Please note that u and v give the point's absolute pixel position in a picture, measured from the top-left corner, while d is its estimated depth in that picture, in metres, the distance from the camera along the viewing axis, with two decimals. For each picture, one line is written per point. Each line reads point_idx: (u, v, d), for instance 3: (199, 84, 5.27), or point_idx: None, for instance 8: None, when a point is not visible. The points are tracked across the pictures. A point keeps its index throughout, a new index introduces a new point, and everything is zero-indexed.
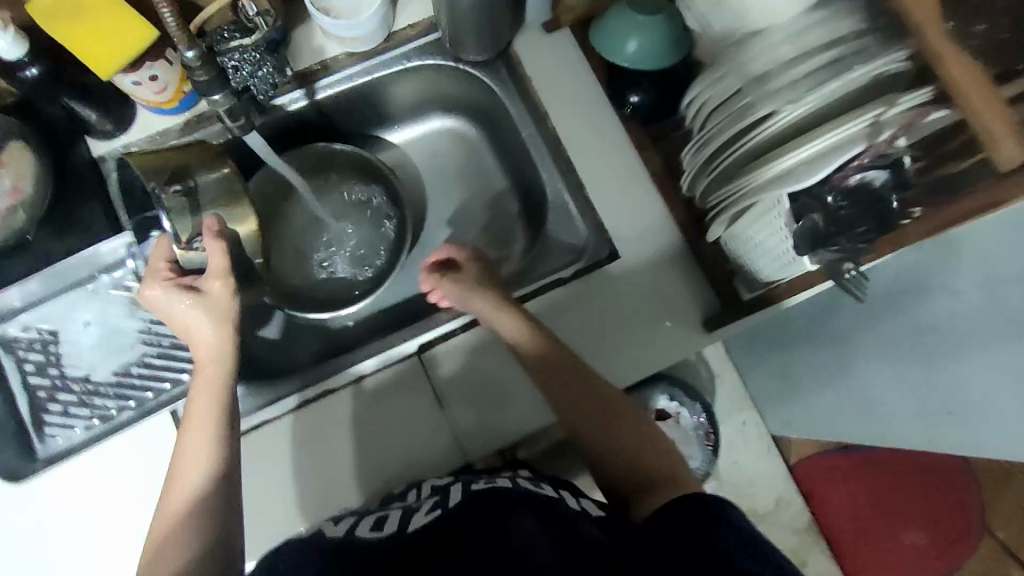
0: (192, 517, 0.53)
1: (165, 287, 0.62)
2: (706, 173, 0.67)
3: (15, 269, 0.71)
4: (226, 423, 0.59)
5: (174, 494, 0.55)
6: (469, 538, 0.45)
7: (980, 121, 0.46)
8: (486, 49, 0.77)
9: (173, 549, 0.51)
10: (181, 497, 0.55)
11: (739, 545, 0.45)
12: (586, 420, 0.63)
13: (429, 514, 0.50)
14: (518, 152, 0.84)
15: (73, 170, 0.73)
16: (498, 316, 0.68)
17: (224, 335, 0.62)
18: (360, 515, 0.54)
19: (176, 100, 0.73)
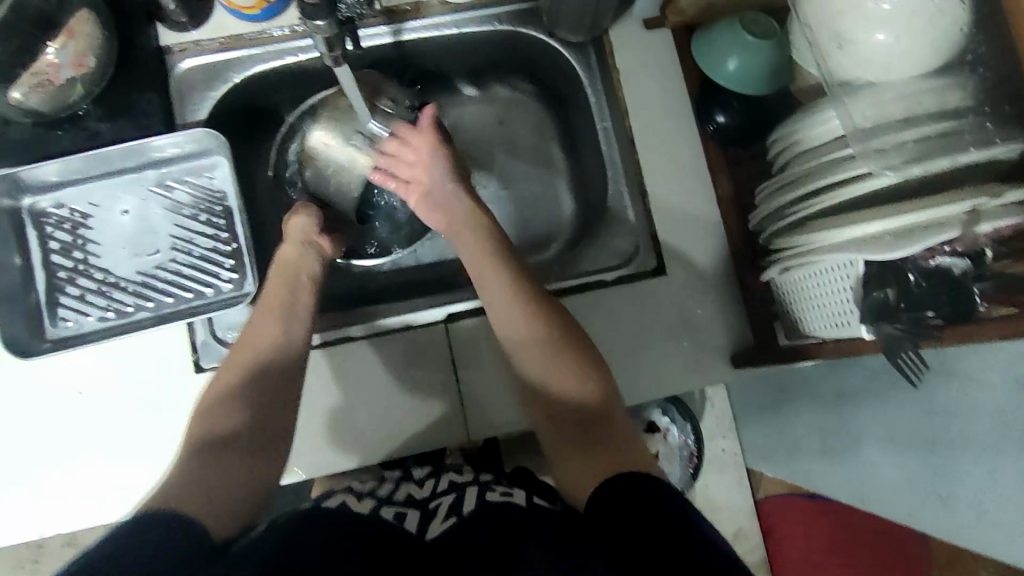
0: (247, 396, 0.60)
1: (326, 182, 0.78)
2: (782, 216, 0.65)
3: (56, 142, 0.67)
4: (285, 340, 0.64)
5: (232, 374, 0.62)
6: (478, 548, 0.46)
7: None
8: (581, 31, 0.75)
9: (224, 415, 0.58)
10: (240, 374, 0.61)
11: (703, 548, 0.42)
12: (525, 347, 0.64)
13: (444, 522, 0.50)
14: (586, 141, 0.82)
15: (138, 54, 0.69)
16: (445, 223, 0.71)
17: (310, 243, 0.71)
18: (381, 497, 0.55)
19: (259, 9, 0.70)
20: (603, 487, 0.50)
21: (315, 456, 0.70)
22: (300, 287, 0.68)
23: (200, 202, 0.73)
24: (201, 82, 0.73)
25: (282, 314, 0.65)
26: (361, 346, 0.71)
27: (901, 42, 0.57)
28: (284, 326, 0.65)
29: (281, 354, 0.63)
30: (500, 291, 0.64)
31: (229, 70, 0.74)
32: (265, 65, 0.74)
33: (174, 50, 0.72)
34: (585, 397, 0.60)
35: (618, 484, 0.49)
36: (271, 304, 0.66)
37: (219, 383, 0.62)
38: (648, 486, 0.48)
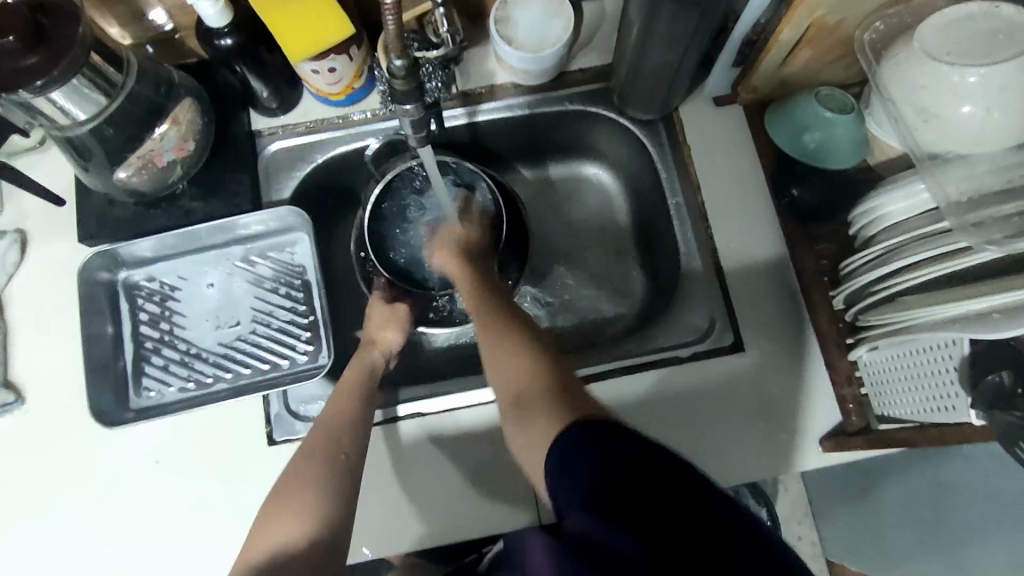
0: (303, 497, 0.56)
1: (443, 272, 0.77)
2: (869, 291, 0.62)
3: (153, 220, 0.71)
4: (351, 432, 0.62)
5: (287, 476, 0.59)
6: None
7: None
8: (652, 109, 0.76)
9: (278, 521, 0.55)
10: (292, 472, 0.58)
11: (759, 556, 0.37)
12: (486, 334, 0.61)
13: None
14: (655, 215, 0.82)
15: (232, 138, 0.74)
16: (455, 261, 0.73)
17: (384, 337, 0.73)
18: None
19: (344, 94, 0.74)
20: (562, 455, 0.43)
21: (379, 536, 0.68)
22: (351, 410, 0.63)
23: (280, 276, 0.75)
24: (285, 163, 0.77)
25: (340, 441, 0.61)
26: (435, 426, 0.70)
27: (990, 114, 0.56)
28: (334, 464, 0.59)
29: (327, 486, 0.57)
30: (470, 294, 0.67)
31: (312, 151, 0.78)
32: (345, 146, 0.78)
33: (264, 134, 0.77)
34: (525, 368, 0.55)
35: (579, 438, 0.43)
36: (321, 438, 0.61)
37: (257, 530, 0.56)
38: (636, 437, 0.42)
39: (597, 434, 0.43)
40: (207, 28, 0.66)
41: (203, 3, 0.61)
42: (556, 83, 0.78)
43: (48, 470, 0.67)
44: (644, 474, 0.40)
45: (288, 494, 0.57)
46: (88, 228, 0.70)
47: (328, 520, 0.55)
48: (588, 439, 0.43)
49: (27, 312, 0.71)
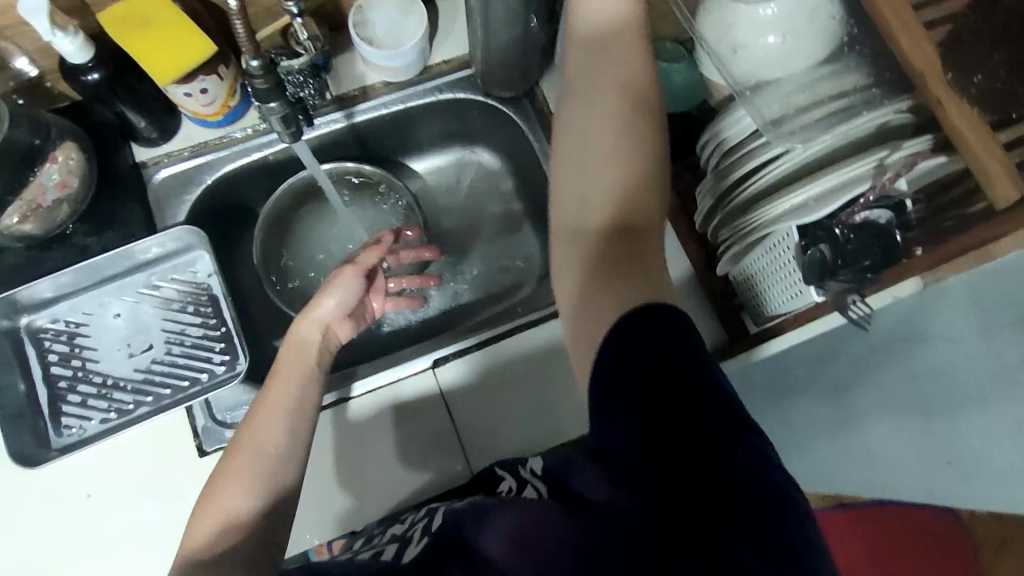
0: (277, 459, 0.57)
1: (355, 274, 0.71)
2: (719, 209, 0.70)
3: (50, 262, 0.73)
4: (305, 396, 0.61)
5: (258, 423, 0.58)
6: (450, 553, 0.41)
7: (962, 140, 0.49)
8: (515, 86, 0.83)
9: (233, 488, 0.55)
10: (262, 427, 0.58)
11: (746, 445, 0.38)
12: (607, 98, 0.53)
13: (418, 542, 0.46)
14: (537, 184, 0.88)
15: (116, 171, 0.76)
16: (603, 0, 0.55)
17: (308, 325, 0.67)
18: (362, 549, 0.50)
19: (221, 114, 0.77)
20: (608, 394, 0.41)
21: (322, 518, 0.71)
22: (292, 393, 0.61)
23: (187, 296, 0.77)
24: (175, 189, 0.80)
25: (286, 404, 0.60)
26: (367, 404, 0.75)
27: (788, 42, 0.64)
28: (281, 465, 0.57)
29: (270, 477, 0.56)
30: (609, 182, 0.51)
31: (200, 173, 0.80)
32: (232, 164, 0.81)
33: (149, 164, 0.79)
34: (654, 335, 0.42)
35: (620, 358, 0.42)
36: (280, 381, 0.61)
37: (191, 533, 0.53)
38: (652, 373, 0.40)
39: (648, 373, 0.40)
40: (71, 65, 0.68)
41: (61, 41, 0.64)
42: (423, 75, 0.84)
43: None
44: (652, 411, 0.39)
45: (231, 485, 0.54)
46: None
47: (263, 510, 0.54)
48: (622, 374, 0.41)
49: None
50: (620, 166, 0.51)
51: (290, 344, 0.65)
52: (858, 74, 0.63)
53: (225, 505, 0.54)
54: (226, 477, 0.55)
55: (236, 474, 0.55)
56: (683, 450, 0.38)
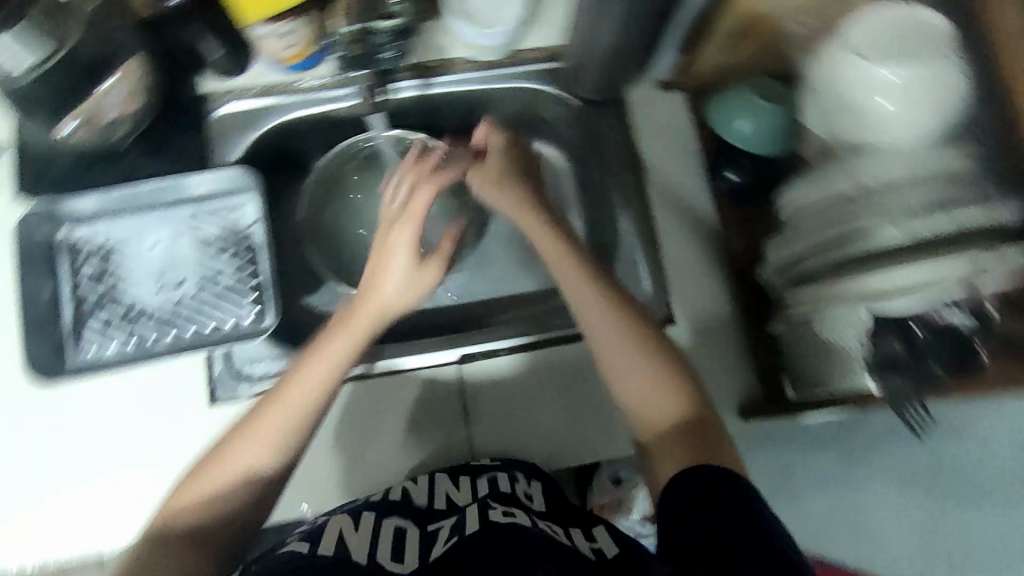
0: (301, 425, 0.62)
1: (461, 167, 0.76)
2: (789, 270, 0.67)
3: (103, 175, 0.73)
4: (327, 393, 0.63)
5: (293, 397, 0.62)
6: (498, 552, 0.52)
7: None
8: (600, 91, 0.79)
9: (220, 493, 0.60)
10: (282, 420, 0.62)
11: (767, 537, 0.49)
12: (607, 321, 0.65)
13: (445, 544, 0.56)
14: (600, 194, 0.85)
15: (183, 99, 0.76)
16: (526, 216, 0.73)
17: (401, 282, 0.67)
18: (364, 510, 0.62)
19: (299, 58, 0.74)
20: (681, 488, 0.54)
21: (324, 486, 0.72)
22: (322, 393, 0.63)
23: (227, 239, 0.76)
24: (236, 127, 0.78)
25: (311, 397, 0.62)
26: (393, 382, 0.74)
27: (902, 109, 0.58)
28: (291, 435, 0.62)
29: (282, 436, 0.61)
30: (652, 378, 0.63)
31: (268, 114, 0.78)
32: (299, 113, 0.79)
33: (212, 98, 0.77)
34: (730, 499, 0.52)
35: (687, 480, 0.54)
36: (294, 413, 0.62)
37: (236, 440, 0.61)
38: (718, 481, 0.53)
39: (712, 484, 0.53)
40: None
41: None
42: (511, 60, 0.81)
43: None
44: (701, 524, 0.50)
45: (241, 446, 0.61)
46: (30, 181, 0.71)
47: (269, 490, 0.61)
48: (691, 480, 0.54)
49: None
50: (658, 386, 0.63)
51: (333, 337, 0.65)
52: (981, 159, 0.57)
53: (204, 511, 0.59)
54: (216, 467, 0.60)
55: (297, 391, 0.62)
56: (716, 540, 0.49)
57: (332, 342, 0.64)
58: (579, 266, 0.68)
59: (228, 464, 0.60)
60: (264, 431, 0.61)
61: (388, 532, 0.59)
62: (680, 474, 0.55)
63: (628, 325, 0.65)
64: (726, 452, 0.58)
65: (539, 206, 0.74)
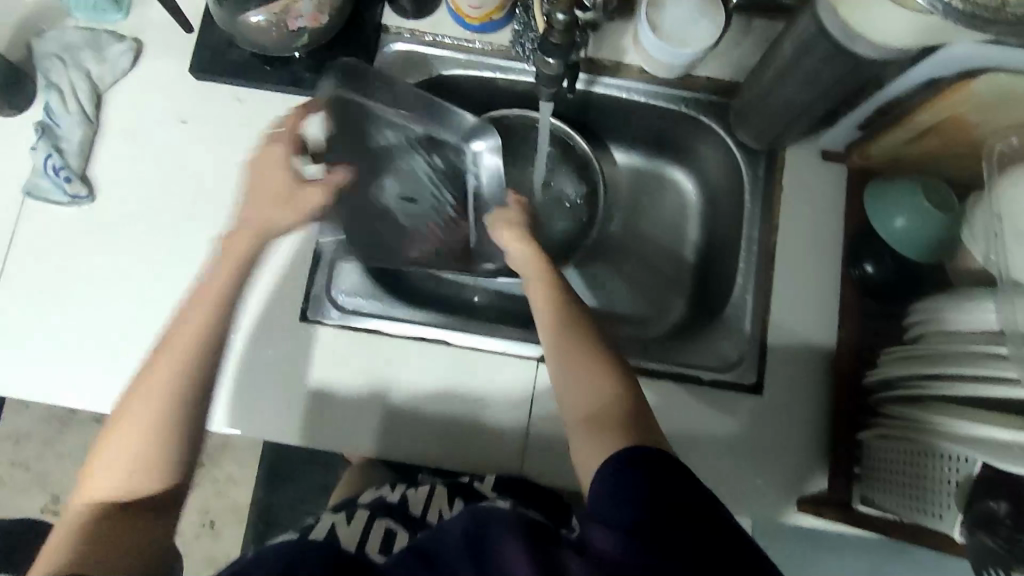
0: (179, 404, 0.55)
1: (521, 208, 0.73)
2: (908, 385, 0.64)
3: (268, 75, 0.76)
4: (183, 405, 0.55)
5: (111, 439, 0.55)
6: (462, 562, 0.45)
7: None
8: (760, 140, 0.76)
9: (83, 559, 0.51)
10: (138, 407, 0.55)
11: (717, 532, 0.43)
12: (558, 342, 0.58)
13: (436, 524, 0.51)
14: (725, 242, 0.82)
15: (363, 27, 0.77)
16: (516, 246, 0.68)
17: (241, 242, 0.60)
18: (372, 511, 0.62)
19: (480, 22, 0.76)
20: (615, 478, 0.46)
21: (379, 443, 0.71)
22: (173, 413, 0.55)
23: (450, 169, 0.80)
24: (400, 67, 0.78)
25: (178, 372, 0.55)
26: (469, 357, 0.73)
27: None
28: (190, 426, 0.56)
29: (178, 418, 0.55)
30: (591, 396, 0.54)
31: (431, 63, 0.79)
32: (462, 71, 0.79)
33: (391, 31, 0.78)
34: (672, 499, 0.44)
35: (623, 463, 0.47)
36: (140, 378, 0.56)
37: (129, 402, 0.55)
38: (671, 464, 0.46)
39: (647, 457, 0.47)
40: None
41: None
42: (680, 82, 0.79)
43: (93, 261, 0.73)
44: (654, 503, 0.44)
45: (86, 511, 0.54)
46: (203, 61, 0.76)
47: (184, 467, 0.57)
48: (635, 463, 0.46)
49: (127, 116, 0.76)
50: (587, 378, 0.55)
51: (205, 304, 0.57)
52: None
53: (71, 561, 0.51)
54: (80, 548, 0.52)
55: (126, 432, 0.55)
56: (677, 522, 0.43)
57: (149, 369, 0.56)
58: (580, 348, 0.57)
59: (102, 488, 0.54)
60: (102, 468, 0.54)
61: (377, 531, 0.59)
62: (615, 457, 0.48)
63: (586, 350, 0.56)
64: (660, 437, 0.51)
65: (549, 269, 0.65)
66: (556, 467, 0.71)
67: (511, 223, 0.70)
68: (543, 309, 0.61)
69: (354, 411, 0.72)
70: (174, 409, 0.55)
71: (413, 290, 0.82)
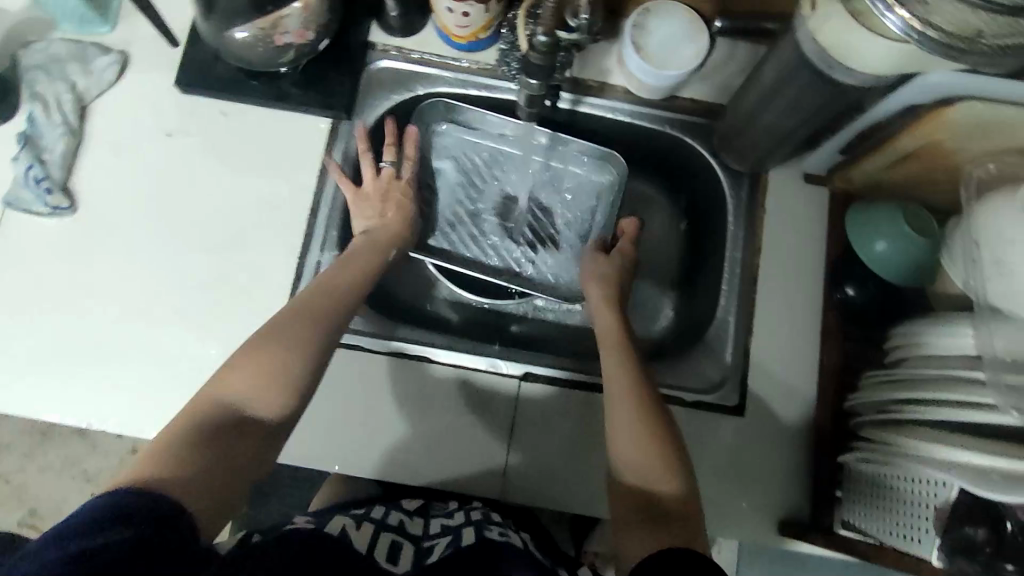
0: (291, 380, 0.57)
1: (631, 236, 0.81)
2: (887, 407, 0.64)
3: (253, 90, 0.76)
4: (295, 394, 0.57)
5: (230, 380, 0.55)
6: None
7: None
8: (743, 161, 0.77)
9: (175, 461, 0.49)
10: (258, 374, 0.56)
11: None
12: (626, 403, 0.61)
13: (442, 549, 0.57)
14: (709, 262, 0.82)
15: (349, 43, 0.77)
16: (602, 306, 0.74)
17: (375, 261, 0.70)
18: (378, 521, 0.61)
19: (466, 40, 0.76)
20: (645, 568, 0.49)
21: (361, 460, 0.71)
22: (278, 390, 0.56)
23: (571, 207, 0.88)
24: (387, 84, 0.80)
25: (290, 358, 0.57)
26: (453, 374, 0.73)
27: None
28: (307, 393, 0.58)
29: (301, 383, 0.57)
30: (646, 462, 0.58)
31: (417, 82, 0.80)
32: (448, 88, 0.81)
33: (378, 48, 0.79)
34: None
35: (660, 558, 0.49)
36: (270, 332, 0.58)
37: (261, 341, 0.57)
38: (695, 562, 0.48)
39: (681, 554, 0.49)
40: None
41: None
42: (665, 103, 0.80)
43: (75, 276, 0.72)
44: None
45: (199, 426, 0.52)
46: (188, 75, 0.75)
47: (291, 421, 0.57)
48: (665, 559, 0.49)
49: (111, 131, 0.76)
50: (656, 455, 0.59)
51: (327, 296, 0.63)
52: None
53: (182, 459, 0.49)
54: (167, 440, 0.50)
55: (246, 373, 0.56)
56: None
57: (279, 325, 0.59)
58: (649, 416, 0.60)
59: (223, 391, 0.55)
60: (219, 392, 0.55)
61: (384, 542, 0.58)
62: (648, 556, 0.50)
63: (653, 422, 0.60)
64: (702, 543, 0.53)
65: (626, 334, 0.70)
66: (535, 484, 0.72)
67: (605, 277, 0.76)
68: (614, 369, 0.65)
69: (335, 426, 0.71)
70: (287, 379, 0.56)
71: (395, 309, 0.83)
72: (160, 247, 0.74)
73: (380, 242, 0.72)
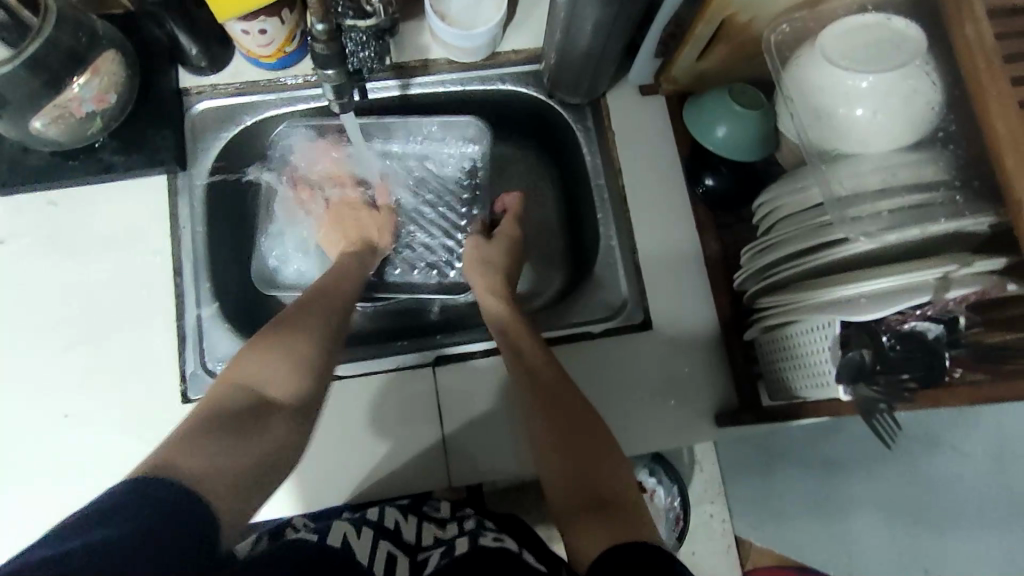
0: (299, 377, 0.59)
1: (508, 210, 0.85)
2: (765, 275, 0.67)
3: (74, 170, 0.72)
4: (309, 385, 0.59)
5: (236, 377, 0.56)
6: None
7: None
8: (578, 93, 0.79)
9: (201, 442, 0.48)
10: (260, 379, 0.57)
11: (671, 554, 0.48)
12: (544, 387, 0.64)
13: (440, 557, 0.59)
14: (582, 197, 0.84)
15: (158, 94, 0.75)
16: (485, 293, 0.75)
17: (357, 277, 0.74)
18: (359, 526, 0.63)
19: (276, 57, 0.75)
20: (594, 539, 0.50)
21: (308, 490, 0.72)
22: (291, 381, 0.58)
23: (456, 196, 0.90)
24: (214, 123, 0.78)
25: (293, 350, 0.60)
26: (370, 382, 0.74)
27: (877, 118, 0.58)
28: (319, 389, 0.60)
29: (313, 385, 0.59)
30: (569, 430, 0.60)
31: (243, 113, 0.79)
32: (275, 111, 0.80)
33: (192, 92, 0.77)
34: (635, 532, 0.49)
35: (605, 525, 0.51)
36: (272, 335, 0.61)
37: (258, 351, 0.59)
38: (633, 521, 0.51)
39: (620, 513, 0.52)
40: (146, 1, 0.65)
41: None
42: (489, 61, 0.81)
43: None
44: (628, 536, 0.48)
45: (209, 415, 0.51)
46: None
47: (304, 407, 0.58)
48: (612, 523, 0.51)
49: None
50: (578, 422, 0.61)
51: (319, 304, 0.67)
52: (940, 166, 0.57)
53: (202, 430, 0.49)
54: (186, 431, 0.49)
55: (262, 358, 0.58)
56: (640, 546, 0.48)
57: (283, 328, 0.62)
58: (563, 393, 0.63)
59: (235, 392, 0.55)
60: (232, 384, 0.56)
61: (381, 556, 0.60)
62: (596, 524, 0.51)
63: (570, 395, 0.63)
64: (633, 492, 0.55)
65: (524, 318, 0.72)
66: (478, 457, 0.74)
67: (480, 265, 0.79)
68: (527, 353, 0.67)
69: None
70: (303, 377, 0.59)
71: None
72: (31, 355, 0.70)
73: (348, 263, 0.76)
